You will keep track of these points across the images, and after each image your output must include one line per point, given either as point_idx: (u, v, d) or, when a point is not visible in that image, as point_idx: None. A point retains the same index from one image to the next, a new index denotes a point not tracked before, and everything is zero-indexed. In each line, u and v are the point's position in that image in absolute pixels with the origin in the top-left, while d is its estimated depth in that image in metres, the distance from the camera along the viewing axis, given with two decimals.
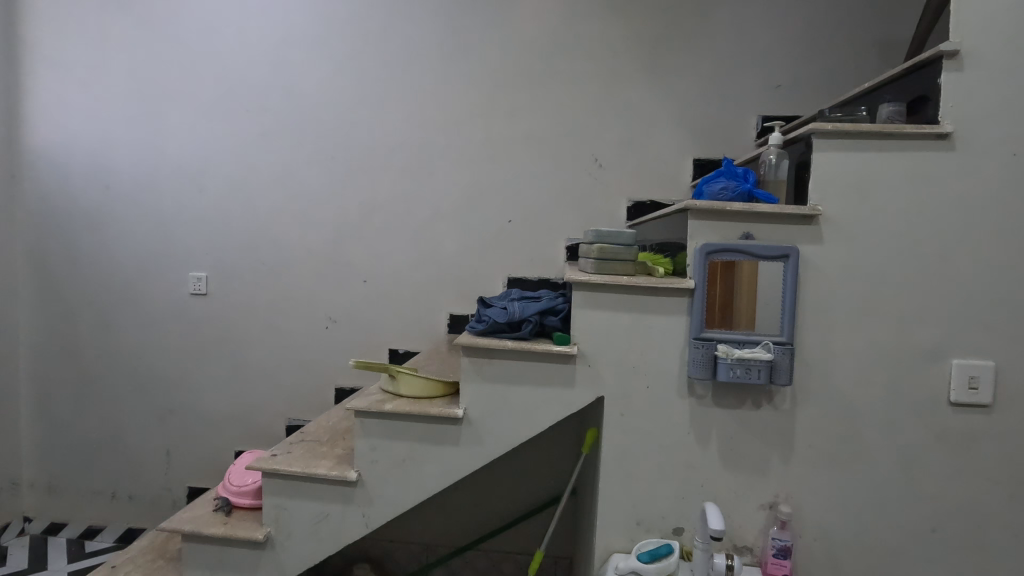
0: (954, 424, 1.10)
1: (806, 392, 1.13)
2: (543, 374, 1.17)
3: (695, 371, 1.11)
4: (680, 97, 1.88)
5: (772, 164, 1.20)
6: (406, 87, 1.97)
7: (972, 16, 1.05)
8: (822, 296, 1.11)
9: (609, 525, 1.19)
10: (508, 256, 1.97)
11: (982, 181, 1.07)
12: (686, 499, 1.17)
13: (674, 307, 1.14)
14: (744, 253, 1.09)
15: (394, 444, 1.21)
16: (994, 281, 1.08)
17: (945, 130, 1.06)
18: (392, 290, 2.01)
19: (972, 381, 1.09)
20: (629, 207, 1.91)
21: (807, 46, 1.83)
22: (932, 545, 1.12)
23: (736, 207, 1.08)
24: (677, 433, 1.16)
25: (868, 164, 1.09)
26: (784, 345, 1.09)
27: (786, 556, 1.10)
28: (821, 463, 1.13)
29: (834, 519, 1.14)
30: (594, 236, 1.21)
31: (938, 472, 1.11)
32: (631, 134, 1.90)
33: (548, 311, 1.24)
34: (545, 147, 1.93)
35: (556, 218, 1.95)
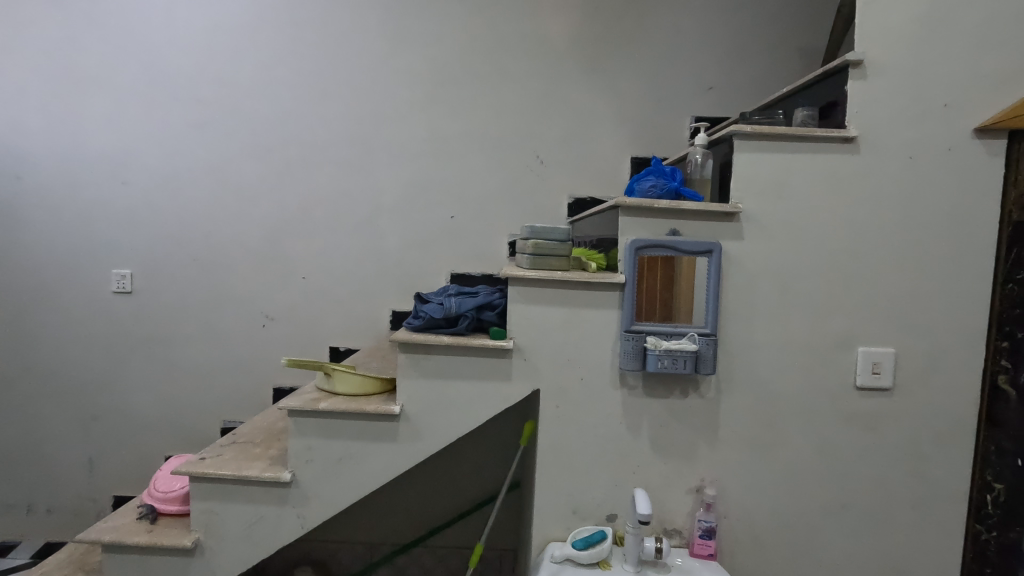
0: (860, 407, 1.19)
1: (729, 380, 1.19)
2: (480, 368, 1.18)
3: (626, 363, 1.15)
4: (619, 97, 1.93)
5: (698, 163, 1.26)
6: (346, 79, 1.93)
7: (875, 29, 1.13)
8: (743, 290, 1.17)
9: (546, 515, 1.22)
10: (451, 252, 1.97)
11: (884, 182, 1.15)
12: (619, 486, 1.21)
13: (606, 301, 1.17)
14: (671, 248, 1.14)
15: (330, 442, 1.20)
16: (895, 275, 1.17)
17: (851, 134, 1.14)
18: (333, 287, 1.97)
19: (875, 366, 1.17)
20: (570, 203, 1.95)
21: (737, 50, 1.91)
22: (843, 520, 1.21)
23: (664, 205, 1.12)
24: (609, 422, 1.20)
25: (784, 164, 1.15)
26: (708, 336, 1.14)
27: (711, 536, 1.17)
28: (743, 447, 1.20)
29: (756, 499, 1.21)
30: (529, 231, 1.20)
31: (847, 452, 1.20)
32: (572, 132, 1.93)
33: (484, 306, 1.24)
34: (487, 143, 1.94)
35: (499, 213, 1.96)
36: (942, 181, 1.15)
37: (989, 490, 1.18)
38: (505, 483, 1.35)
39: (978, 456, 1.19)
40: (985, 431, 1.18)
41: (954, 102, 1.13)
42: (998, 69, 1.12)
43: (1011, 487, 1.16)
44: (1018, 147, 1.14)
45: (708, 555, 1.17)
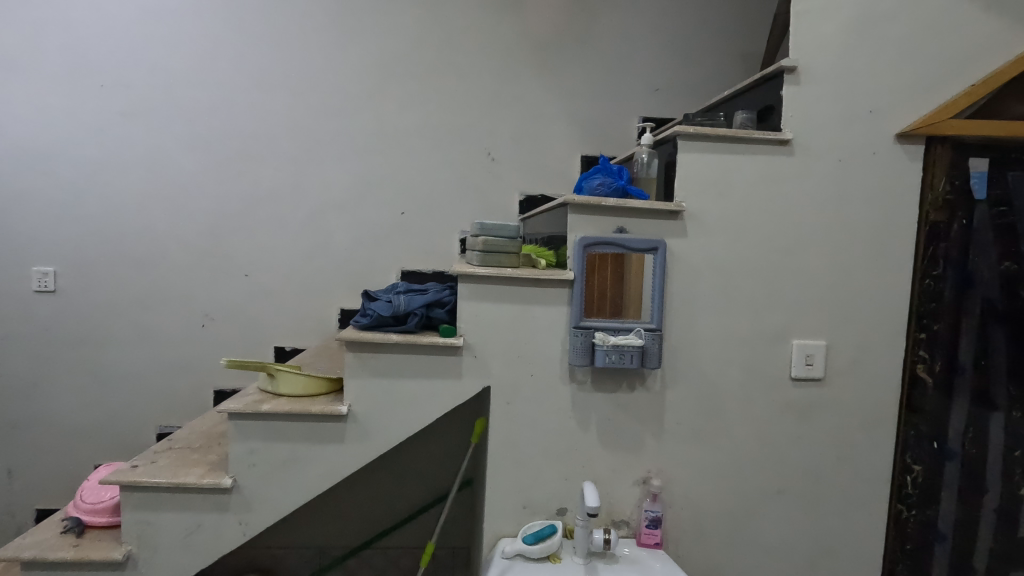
0: (795, 397, 1.25)
1: (673, 373, 1.22)
2: (430, 367, 1.17)
3: (575, 358, 1.16)
4: (569, 95, 1.95)
5: (644, 163, 1.29)
6: (291, 70, 1.86)
7: (807, 37, 1.18)
8: (687, 286, 1.21)
9: (497, 511, 1.23)
10: (401, 248, 1.94)
11: (817, 183, 1.21)
12: (569, 480, 1.23)
13: (555, 298, 1.19)
14: (618, 246, 1.16)
15: (274, 445, 1.16)
16: (826, 271, 1.23)
17: (786, 137, 1.19)
18: (278, 284, 1.91)
19: (808, 358, 1.24)
20: (521, 200, 1.95)
21: (682, 53, 1.97)
22: (780, 505, 1.27)
23: (611, 203, 1.15)
24: (559, 418, 1.21)
25: (725, 165, 1.20)
26: (654, 331, 1.17)
27: (657, 526, 1.20)
28: (687, 438, 1.24)
29: (699, 488, 1.25)
30: (479, 227, 1.20)
31: (783, 440, 1.26)
32: (523, 129, 1.94)
33: (434, 303, 1.23)
34: (438, 139, 1.92)
35: (450, 210, 1.94)
36: (867, 183, 1.22)
37: (909, 472, 1.27)
38: (456, 481, 1.34)
39: (899, 440, 1.27)
40: (905, 417, 1.27)
41: (878, 108, 1.20)
42: (917, 79, 1.20)
43: (927, 468, 1.26)
44: (934, 152, 1.22)
45: (654, 544, 1.20)
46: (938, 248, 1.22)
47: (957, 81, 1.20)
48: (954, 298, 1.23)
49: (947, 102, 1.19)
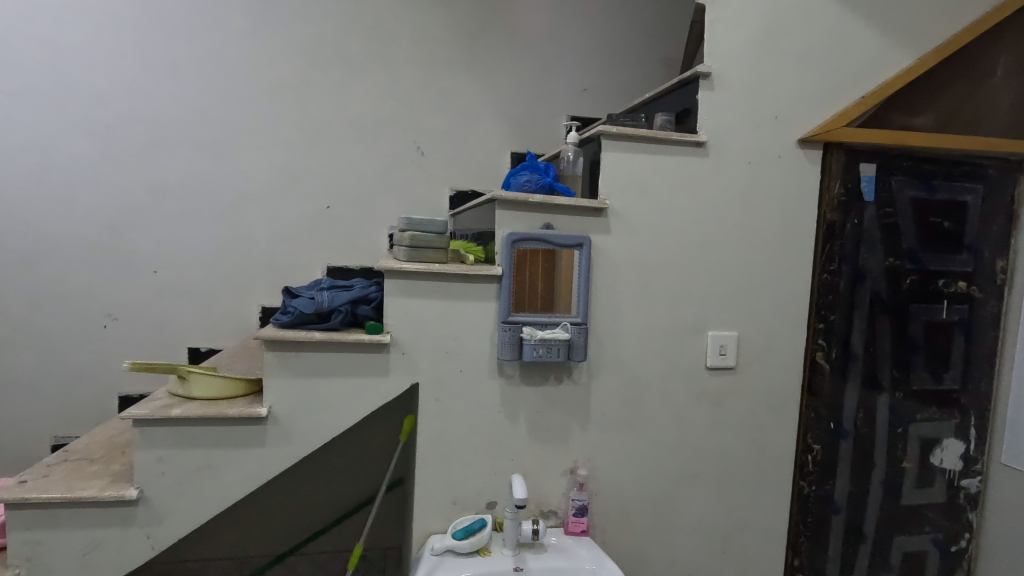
0: (710, 385, 1.33)
1: (598, 366, 1.26)
2: (355, 365, 1.15)
3: (503, 353, 1.18)
4: (499, 91, 1.95)
5: (569, 161, 1.32)
6: (205, 53, 1.75)
7: (720, 46, 1.25)
8: (610, 281, 1.25)
9: (427, 508, 1.22)
10: (327, 243, 1.87)
11: (729, 184, 1.29)
12: (498, 474, 1.24)
13: (484, 293, 1.19)
14: (545, 242, 1.18)
15: (186, 452, 1.09)
16: (737, 267, 1.31)
17: (701, 140, 1.26)
18: (191, 281, 1.79)
19: (722, 348, 1.31)
20: (452, 196, 1.94)
21: (608, 55, 2.03)
22: (697, 487, 1.34)
23: (538, 199, 1.17)
24: (488, 412, 1.22)
25: (645, 164, 1.25)
26: (580, 325, 1.20)
27: (584, 513, 1.24)
28: (611, 427, 1.28)
29: (623, 475, 1.30)
30: (406, 222, 1.18)
31: (699, 425, 1.33)
32: (453, 124, 1.93)
33: (360, 299, 1.19)
34: (365, 131, 1.87)
35: (378, 204, 1.90)
36: (773, 184, 1.31)
37: (810, 451, 1.37)
38: (382, 483, 1.31)
39: (802, 422, 1.38)
40: (807, 400, 1.37)
41: (783, 115, 1.29)
42: (817, 88, 1.30)
43: (825, 446, 1.37)
44: (831, 157, 1.33)
45: (581, 532, 1.24)
46: (834, 245, 1.33)
47: (850, 91, 1.31)
48: (847, 290, 1.34)
49: (841, 111, 1.30)
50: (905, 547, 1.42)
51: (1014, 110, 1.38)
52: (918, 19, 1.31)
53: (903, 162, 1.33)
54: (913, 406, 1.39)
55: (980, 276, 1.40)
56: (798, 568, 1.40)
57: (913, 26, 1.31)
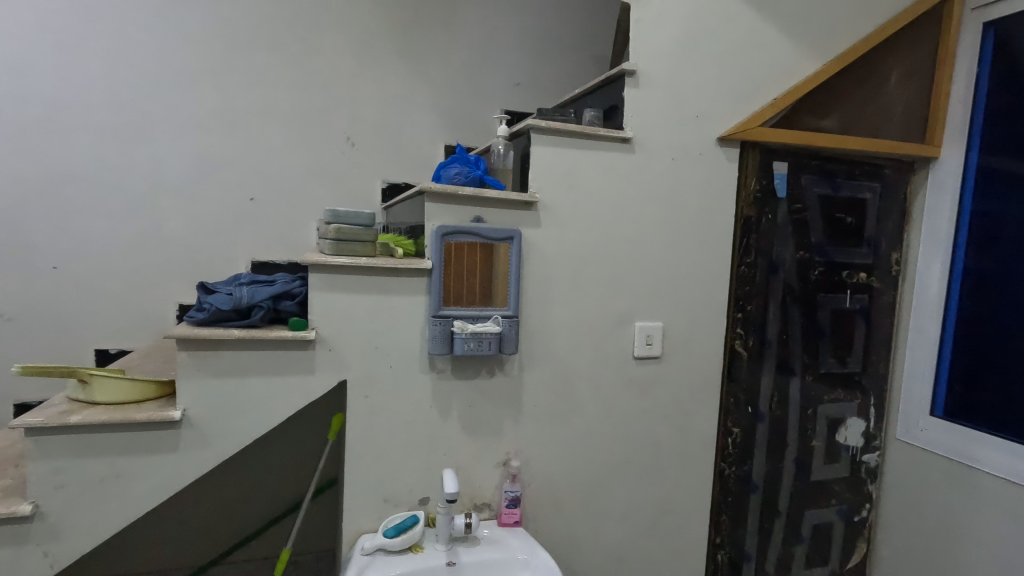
0: (637, 375, 1.37)
1: (530, 358, 1.27)
2: (277, 363, 1.11)
3: (433, 348, 1.17)
4: (432, 83, 1.92)
5: (500, 154, 1.31)
6: (110, 31, 1.62)
7: (644, 45, 1.29)
8: (541, 274, 1.26)
9: (357, 508, 1.19)
10: (251, 237, 1.78)
11: (653, 179, 1.33)
12: (431, 469, 1.23)
13: (413, 287, 1.18)
14: (475, 235, 1.18)
15: (89, 462, 1.01)
16: (662, 259, 1.36)
17: (627, 136, 1.29)
18: (98, 278, 1.66)
19: (648, 338, 1.36)
20: (384, 188, 1.89)
21: (542, 50, 2.04)
22: (626, 473, 1.39)
23: (467, 192, 1.16)
24: (419, 408, 1.21)
25: (574, 159, 1.26)
26: (511, 318, 1.21)
27: (516, 505, 1.25)
28: (543, 419, 1.30)
29: (555, 465, 1.32)
30: (330, 214, 1.15)
31: (628, 413, 1.37)
32: (385, 115, 1.88)
33: (282, 295, 1.15)
34: (291, 120, 1.79)
35: (307, 196, 1.83)
36: (695, 181, 1.37)
37: (730, 434, 1.44)
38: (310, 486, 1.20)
39: (723, 407, 1.45)
40: (727, 386, 1.44)
41: (703, 113, 1.35)
42: (734, 89, 1.36)
43: (744, 429, 1.45)
44: (747, 155, 1.40)
45: (514, 523, 1.25)
46: (751, 239, 1.40)
47: (765, 93, 1.38)
48: (762, 281, 1.42)
49: (756, 111, 1.37)
50: (814, 519, 1.52)
51: (906, 115, 1.51)
52: (824, 27, 1.40)
53: (811, 160, 1.42)
54: (821, 389, 1.49)
55: (878, 268, 1.53)
56: (720, 546, 1.47)
57: (820, 34, 1.40)
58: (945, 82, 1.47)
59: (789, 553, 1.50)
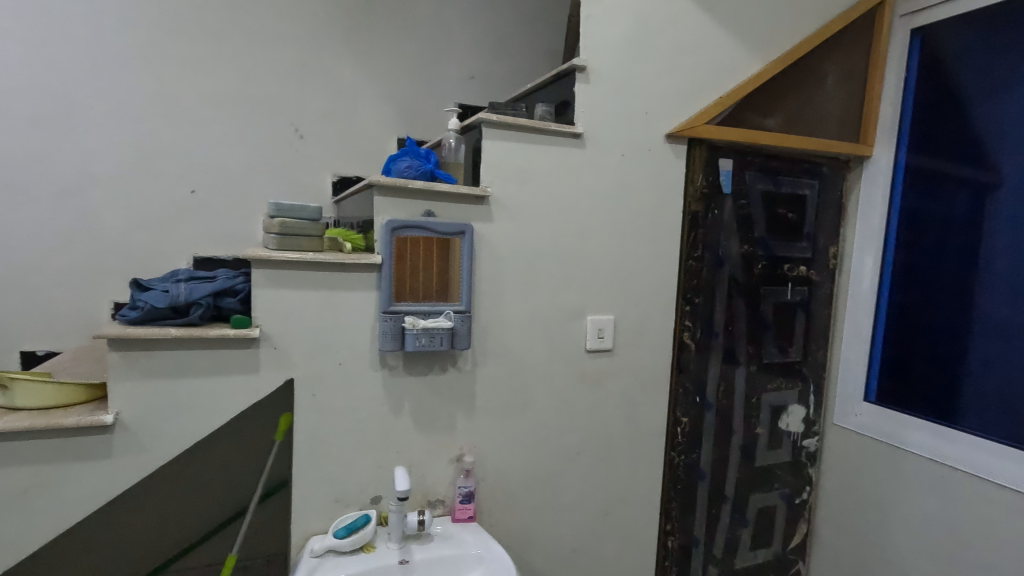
0: (590, 368, 1.39)
1: (483, 353, 1.27)
2: (219, 362, 1.07)
3: (384, 344, 1.15)
4: (383, 74, 1.89)
5: (451, 147, 1.31)
6: (32, 10, 1.51)
7: (594, 41, 1.30)
8: (493, 268, 1.26)
9: (306, 509, 1.16)
10: (193, 231, 1.71)
11: (604, 174, 1.35)
12: (383, 467, 1.21)
13: (363, 282, 1.15)
14: (426, 229, 1.16)
15: (11, 471, 0.96)
16: (613, 254, 1.38)
17: (578, 131, 1.30)
18: (21, 275, 1.55)
19: (600, 331, 1.38)
20: (334, 181, 1.85)
21: (496, 44, 2.03)
22: (579, 465, 1.40)
23: (417, 186, 1.14)
24: (370, 405, 1.19)
25: (525, 153, 1.27)
26: (463, 313, 1.20)
27: (470, 500, 1.25)
28: (497, 413, 1.30)
29: (509, 459, 1.32)
30: (274, 209, 1.12)
31: (581, 405, 1.39)
32: (335, 106, 1.83)
33: (223, 291, 1.10)
34: (234, 110, 1.72)
35: (253, 189, 1.76)
36: (644, 176, 1.39)
37: (679, 423, 1.48)
38: (256, 494, 1.12)
39: (673, 398, 1.48)
40: (677, 377, 1.48)
41: (652, 110, 1.37)
42: (682, 87, 1.39)
43: (692, 419, 1.49)
44: (695, 152, 1.43)
45: (468, 518, 1.25)
46: (699, 233, 1.44)
47: (711, 91, 1.42)
48: (709, 274, 1.46)
49: (702, 109, 1.40)
50: (759, 503, 1.58)
51: (842, 115, 1.58)
52: (766, 28, 1.45)
53: (755, 158, 1.47)
54: (765, 378, 1.55)
55: (817, 262, 1.60)
56: (670, 533, 1.51)
57: (762, 36, 1.45)
58: (878, 85, 1.55)
59: (735, 537, 1.56)
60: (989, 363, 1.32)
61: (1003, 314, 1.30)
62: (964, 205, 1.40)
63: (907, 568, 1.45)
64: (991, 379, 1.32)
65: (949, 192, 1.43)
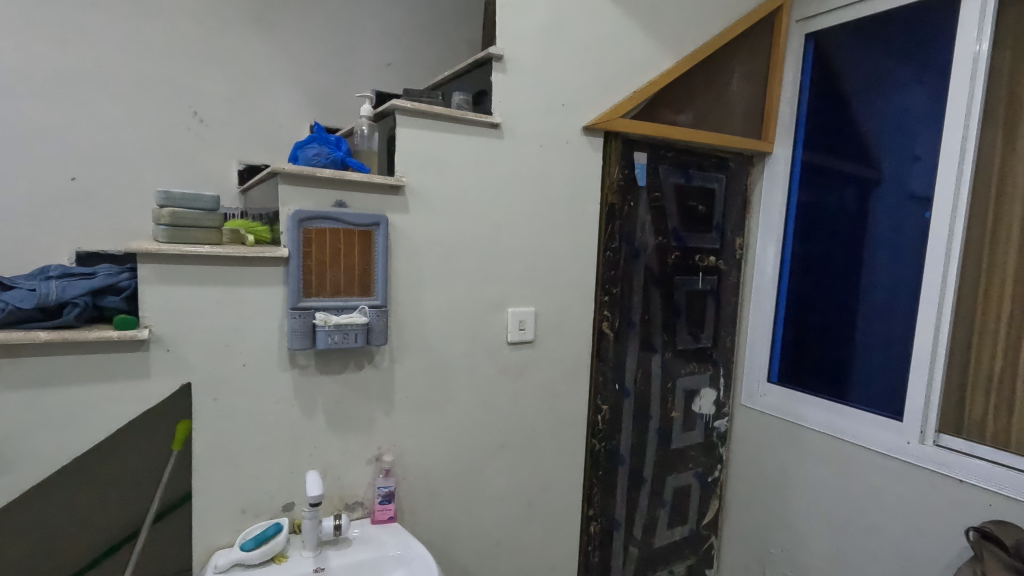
0: (511, 360, 1.39)
1: (400, 348, 1.23)
2: (101, 368, 0.97)
3: (293, 343, 1.08)
4: (293, 57, 1.78)
5: (364, 135, 1.26)
6: None
7: (511, 30, 1.28)
8: (410, 261, 1.22)
9: (210, 522, 1.08)
10: (73, 222, 1.53)
11: (522, 166, 1.35)
12: (295, 472, 1.15)
13: (269, 277, 1.08)
14: (336, 220, 1.10)
15: None
16: (533, 245, 1.38)
17: (495, 121, 1.28)
18: None
19: (521, 323, 1.38)
20: (240, 169, 1.72)
21: (415, 30, 1.97)
22: (502, 458, 1.40)
23: (326, 174, 1.08)
24: (280, 408, 1.12)
25: (442, 143, 1.23)
26: (379, 308, 1.15)
27: (390, 500, 1.22)
28: (417, 410, 1.27)
29: (430, 456, 1.30)
30: (163, 196, 1.01)
31: (503, 398, 1.39)
32: (239, 89, 1.71)
33: (104, 289, 0.99)
34: (121, 88, 1.56)
35: (145, 177, 1.61)
36: (563, 168, 1.40)
37: (600, 411, 1.51)
38: (150, 512, 1.03)
39: (593, 387, 1.51)
40: (596, 365, 1.50)
41: (569, 103, 1.38)
42: (598, 80, 1.41)
43: (612, 406, 1.52)
44: (610, 145, 1.46)
45: (388, 519, 1.22)
46: (616, 225, 1.47)
47: (626, 86, 1.45)
48: (626, 265, 1.50)
49: (618, 103, 1.42)
50: (674, 483, 1.66)
51: (747, 113, 1.66)
52: (676, 27, 1.49)
53: (667, 152, 1.52)
54: (679, 363, 1.62)
55: (725, 252, 1.68)
56: (592, 518, 1.54)
57: (673, 33, 1.49)
58: (777, 85, 1.65)
59: (654, 517, 1.62)
60: (874, 343, 1.45)
61: (884, 299, 1.43)
62: (851, 199, 1.52)
63: (805, 535, 1.57)
64: (874, 358, 1.45)
65: (839, 186, 1.55)
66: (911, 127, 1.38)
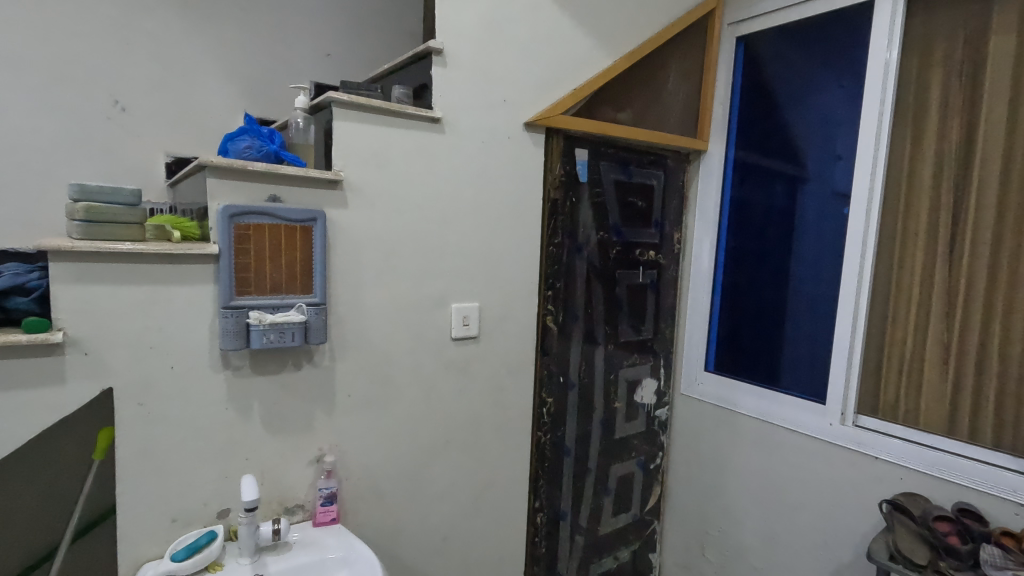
0: (456, 356, 1.39)
1: (341, 346, 1.21)
2: (8, 375, 0.89)
3: (226, 343, 1.04)
4: (224, 45, 1.70)
5: (299, 128, 1.25)
6: None
7: (451, 24, 1.27)
8: (350, 257, 1.20)
9: (137, 534, 1.02)
10: None
11: (465, 160, 1.34)
12: (230, 478, 1.11)
13: (198, 275, 1.04)
14: (271, 216, 1.06)
15: None
16: (476, 240, 1.39)
17: (436, 115, 1.27)
18: None
19: (465, 319, 1.38)
20: (168, 162, 1.63)
21: (355, 21, 1.92)
22: (448, 454, 1.40)
23: (258, 168, 1.05)
24: (213, 411, 1.08)
25: (381, 137, 1.21)
26: (318, 306, 1.12)
27: (332, 501, 1.19)
28: (360, 409, 1.25)
29: (374, 454, 1.28)
30: (76, 189, 0.93)
31: (447, 394, 1.38)
32: (164, 77, 1.61)
33: (9, 290, 0.92)
34: (30, 73, 1.44)
35: (60, 168, 1.49)
36: (505, 164, 1.41)
37: (545, 404, 1.54)
38: (69, 526, 0.97)
39: (538, 380, 1.53)
40: (540, 359, 1.53)
41: (510, 98, 1.39)
42: (538, 76, 1.42)
43: (556, 399, 1.55)
44: (552, 141, 1.48)
45: (330, 520, 1.19)
46: (558, 220, 1.49)
47: (566, 83, 1.47)
48: (569, 260, 1.52)
49: (558, 100, 1.44)
50: (618, 471, 1.70)
51: (683, 111, 1.72)
52: (614, 26, 1.53)
53: (607, 149, 1.55)
54: (621, 355, 1.66)
55: (663, 246, 1.73)
56: (539, 509, 1.56)
57: (611, 32, 1.52)
58: (711, 85, 1.71)
59: (599, 505, 1.66)
60: (800, 332, 1.54)
61: (809, 290, 1.52)
62: (779, 196, 1.60)
63: (740, 516, 1.65)
64: (801, 345, 1.54)
65: (769, 184, 1.63)
66: (832, 128, 1.47)
